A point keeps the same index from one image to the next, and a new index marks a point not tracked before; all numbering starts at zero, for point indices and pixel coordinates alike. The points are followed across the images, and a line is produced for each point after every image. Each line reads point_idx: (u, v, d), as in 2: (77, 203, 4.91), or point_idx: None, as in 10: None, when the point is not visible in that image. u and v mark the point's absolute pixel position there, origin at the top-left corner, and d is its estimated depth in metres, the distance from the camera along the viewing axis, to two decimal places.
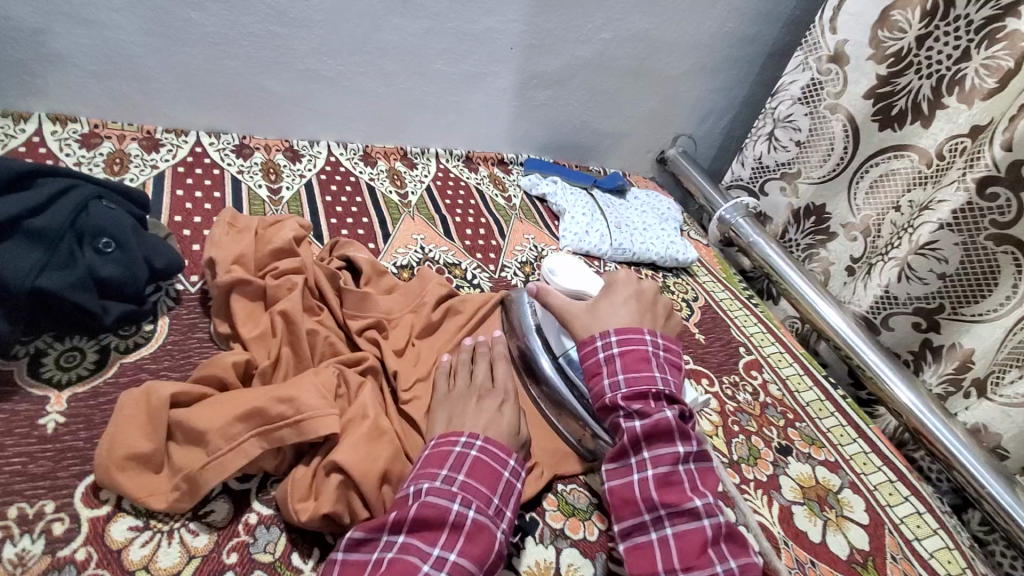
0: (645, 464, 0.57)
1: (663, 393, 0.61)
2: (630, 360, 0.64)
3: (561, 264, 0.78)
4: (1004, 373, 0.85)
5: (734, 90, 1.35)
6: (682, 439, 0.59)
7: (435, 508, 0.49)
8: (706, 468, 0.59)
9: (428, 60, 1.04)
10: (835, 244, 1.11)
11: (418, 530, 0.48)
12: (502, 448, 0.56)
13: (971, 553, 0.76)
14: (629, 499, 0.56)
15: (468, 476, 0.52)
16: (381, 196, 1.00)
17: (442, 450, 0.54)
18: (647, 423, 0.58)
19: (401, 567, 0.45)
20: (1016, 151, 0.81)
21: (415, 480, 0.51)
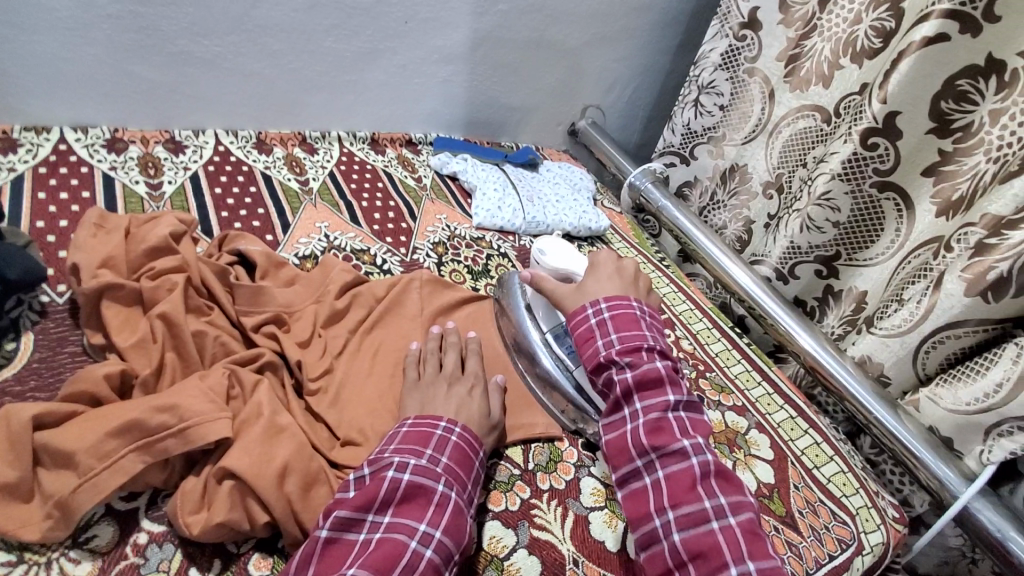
0: (653, 457, 0.55)
1: (653, 347, 0.61)
2: (621, 323, 0.63)
3: (555, 245, 0.80)
4: (886, 309, 0.90)
5: (637, 59, 1.37)
6: (671, 387, 0.59)
7: (421, 487, 0.51)
8: (728, 474, 0.56)
9: (317, 36, 0.99)
10: (755, 203, 1.13)
11: (403, 507, 0.50)
12: (476, 437, 0.59)
13: (862, 474, 0.83)
14: (636, 483, 0.56)
15: (450, 457, 0.55)
16: (279, 185, 0.95)
17: (422, 430, 0.56)
18: (636, 374, 0.58)
19: (390, 544, 0.47)
20: (892, 103, 0.84)
21: (396, 456, 0.53)
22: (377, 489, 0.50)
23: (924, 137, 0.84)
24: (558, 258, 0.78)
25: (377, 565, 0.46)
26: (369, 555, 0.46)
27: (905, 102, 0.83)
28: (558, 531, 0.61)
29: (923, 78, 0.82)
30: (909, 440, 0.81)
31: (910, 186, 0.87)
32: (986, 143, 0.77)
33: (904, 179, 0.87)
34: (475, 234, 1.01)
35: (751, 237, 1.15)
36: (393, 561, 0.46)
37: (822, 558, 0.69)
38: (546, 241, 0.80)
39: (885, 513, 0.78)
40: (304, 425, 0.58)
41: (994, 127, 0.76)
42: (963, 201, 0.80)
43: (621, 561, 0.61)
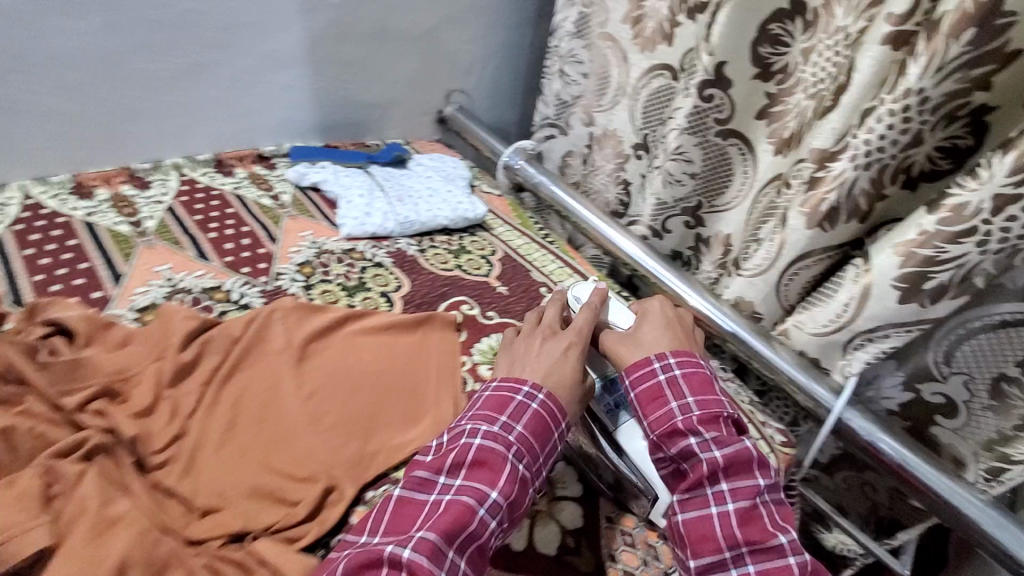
0: (725, 497, 0.59)
1: (730, 417, 0.63)
2: (696, 383, 0.64)
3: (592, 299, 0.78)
4: (748, 250, 0.93)
5: (494, 36, 1.33)
6: (760, 470, 0.60)
7: (487, 455, 0.57)
8: (783, 505, 0.60)
9: (121, 59, 0.89)
10: (627, 165, 1.14)
11: (471, 473, 0.56)
12: (558, 405, 0.62)
13: (750, 409, 0.88)
14: (706, 537, 0.58)
15: (525, 426, 0.59)
16: (106, 232, 0.85)
17: (502, 395, 0.61)
18: (728, 453, 0.59)
19: (457, 507, 0.53)
20: (718, 53, 0.87)
21: (473, 422, 0.59)
22: (448, 457, 0.57)
23: (752, 83, 0.89)
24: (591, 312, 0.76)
25: (443, 529, 0.51)
26: (436, 518, 0.52)
27: (728, 53, 0.87)
28: None
29: (740, 27, 0.86)
30: (789, 368, 0.87)
31: (748, 131, 0.92)
32: (802, 81, 0.83)
33: (740, 123, 0.92)
34: (345, 246, 0.95)
35: (628, 197, 1.16)
36: (460, 526, 0.52)
37: None
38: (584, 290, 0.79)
39: (773, 440, 0.84)
40: (148, 507, 0.55)
41: (807, 64, 0.82)
42: (793, 138, 0.85)
43: (527, 557, 0.63)
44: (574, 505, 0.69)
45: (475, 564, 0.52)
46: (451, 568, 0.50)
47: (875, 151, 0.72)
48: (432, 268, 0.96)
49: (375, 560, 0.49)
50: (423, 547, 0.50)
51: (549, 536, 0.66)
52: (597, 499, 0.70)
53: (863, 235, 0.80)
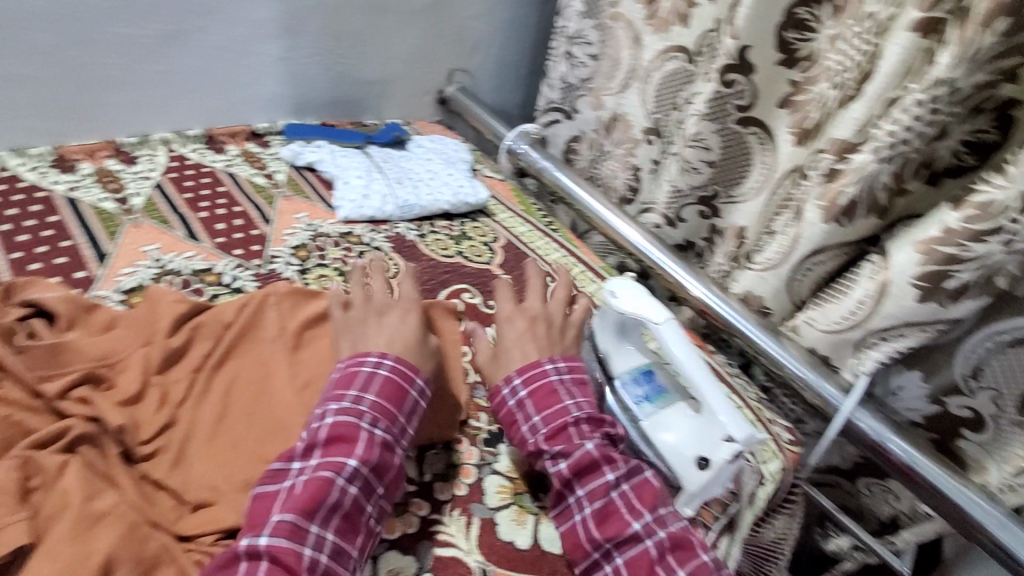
0: (583, 504, 0.59)
1: (580, 418, 0.63)
2: (539, 398, 0.65)
3: (632, 294, 0.73)
4: (760, 243, 0.91)
5: (497, 14, 1.29)
6: (608, 465, 0.60)
7: (343, 433, 0.54)
8: (643, 483, 0.60)
9: (97, 23, 0.83)
10: (639, 150, 1.09)
11: (382, 477, 0.54)
12: (411, 367, 0.60)
13: (757, 407, 0.85)
14: (577, 544, 0.59)
15: (376, 394, 0.57)
16: (89, 208, 0.80)
17: (351, 372, 0.58)
18: (572, 463, 0.59)
19: (316, 482, 0.50)
20: (743, 37, 0.84)
21: (320, 406, 0.56)
22: (301, 440, 0.54)
23: (775, 69, 0.85)
24: (630, 305, 0.72)
25: (300, 505, 0.49)
26: (295, 495, 0.50)
27: (753, 38, 0.84)
28: (465, 542, 0.60)
29: (766, 10, 0.82)
30: (796, 366, 0.85)
31: (770, 119, 0.88)
32: (826, 69, 0.79)
33: (764, 112, 0.88)
34: (342, 229, 0.91)
35: (640, 183, 1.11)
36: (317, 501, 0.50)
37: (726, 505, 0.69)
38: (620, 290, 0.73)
39: (781, 438, 0.82)
40: (135, 501, 0.51)
41: (832, 52, 0.78)
42: (814, 129, 0.81)
43: (534, 557, 0.61)
44: None
45: (345, 534, 0.51)
46: (317, 542, 0.49)
47: (898, 143, 0.70)
48: (433, 254, 0.93)
49: (232, 558, 0.47)
50: (282, 529, 0.48)
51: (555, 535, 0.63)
52: None
53: (881, 231, 0.78)
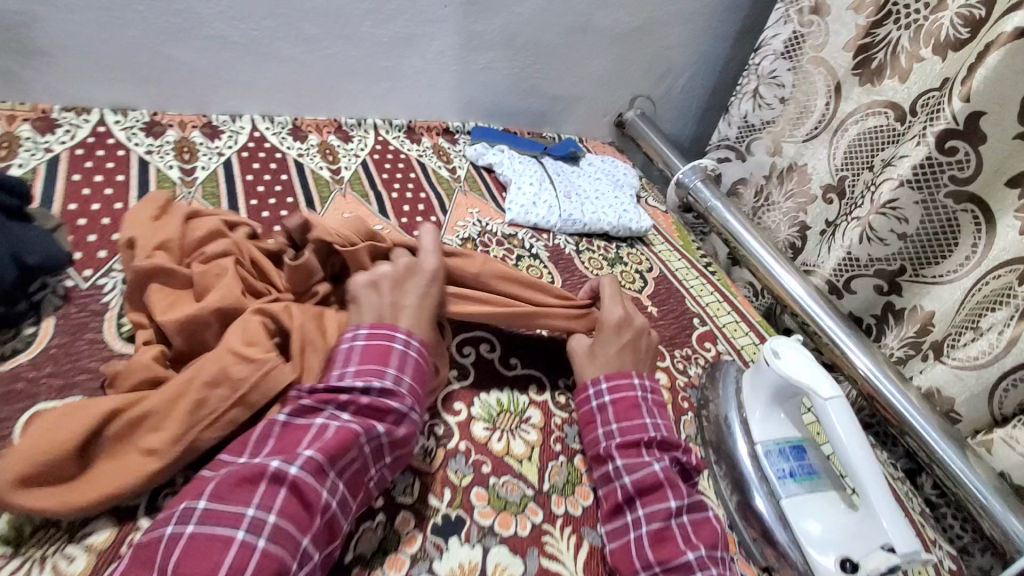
0: (639, 522, 0.57)
1: (654, 439, 0.63)
2: (621, 407, 0.66)
3: (800, 362, 0.66)
4: (959, 336, 0.79)
5: (694, 46, 1.27)
6: (673, 492, 0.58)
7: (379, 409, 0.53)
8: (700, 518, 0.58)
9: (354, 21, 0.96)
10: (812, 207, 1.02)
11: (645, 497, 0.58)
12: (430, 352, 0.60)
13: (920, 520, 0.75)
14: (626, 561, 0.56)
15: (410, 377, 0.57)
16: (310, 173, 0.93)
17: (624, 391, 0.67)
18: (636, 478, 0.59)
19: (346, 433, 0.50)
20: (976, 101, 0.75)
21: (356, 376, 0.54)
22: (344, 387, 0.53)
23: (1013, 144, 0.74)
24: (795, 369, 0.65)
25: (331, 450, 0.48)
26: (324, 440, 0.49)
27: (991, 103, 0.74)
28: (570, 561, 0.57)
29: (1013, 74, 0.72)
30: (977, 486, 0.72)
31: (993, 200, 0.77)
32: None
33: (983, 189, 0.77)
34: (507, 231, 0.96)
35: (804, 244, 1.04)
36: (345, 451, 0.49)
37: None
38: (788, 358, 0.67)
39: (942, 564, 0.70)
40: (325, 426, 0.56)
41: None
42: None
43: None
44: None
45: (355, 486, 0.50)
46: (331, 490, 0.48)
47: None
48: (586, 271, 0.94)
49: (257, 474, 0.45)
50: (310, 465, 0.47)
51: None
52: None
53: None
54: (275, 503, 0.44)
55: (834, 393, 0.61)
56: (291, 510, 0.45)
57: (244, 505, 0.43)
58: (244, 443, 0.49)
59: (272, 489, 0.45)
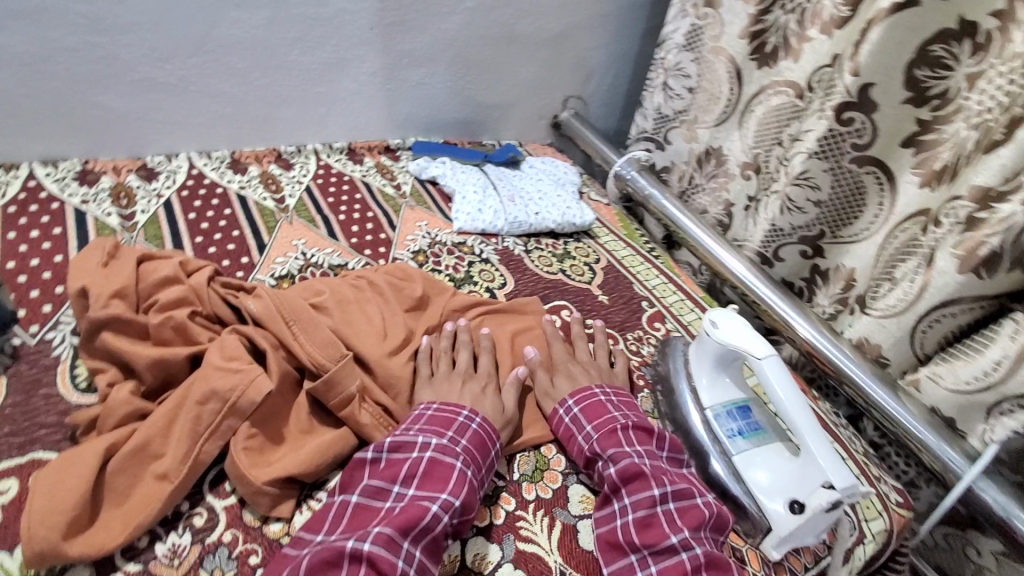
0: (627, 509, 0.60)
1: (628, 425, 0.67)
2: (589, 411, 0.69)
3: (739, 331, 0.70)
4: (878, 288, 0.86)
5: (615, 45, 1.32)
6: (656, 480, 0.60)
7: (439, 478, 0.56)
8: (688, 504, 0.59)
9: (281, 52, 0.97)
10: (733, 185, 1.09)
11: (631, 486, 0.61)
12: (495, 428, 0.64)
13: (864, 460, 0.80)
14: (614, 544, 0.59)
15: (469, 441, 0.60)
16: (254, 205, 0.94)
17: (591, 403, 0.70)
18: (620, 469, 0.61)
19: (414, 508, 0.52)
20: (865, 74, 0.82)
21: (423, 434, 0.59)
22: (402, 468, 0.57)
23: (902, 108, 0.81)
24: (735, 338, 0.69)
25: (400, 522, 0.51)
26: (393, 516, 0.52)
27: (878, 73, 0.81)
28: (545, 542, 0.60)
29: (893, 47, 0.79)
30: (911, 423, 0.78)
31: (891, 160, 0.85)
32: (964, 109, 0.75)
33: (883, 153, 0.85)
34: (456, 240, 0.99)
35: (732, 220, 1.11)
36: (415, 523, 0.51)
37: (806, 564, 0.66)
38: (727, 325, 0.71)
39: (888, 499, 0.76)
40: (329, 441, 0.60)
41: (972, 92, 0.74)
42: (946, 170, 0.77)
43: None
44: None
45: (432, 556, 0.52)
46: (408, 557, 0.50)
47: None
48: (536, 269, 0.98)
49: (338, 555, 0.48)
50: (382, 538, 0.49)
51: None
52: None
53: None
54: None
55: (767, 352, 0.66)
56: None
57: None
58: (320, 521, 0.53)
59: (354, 568, 0.48)
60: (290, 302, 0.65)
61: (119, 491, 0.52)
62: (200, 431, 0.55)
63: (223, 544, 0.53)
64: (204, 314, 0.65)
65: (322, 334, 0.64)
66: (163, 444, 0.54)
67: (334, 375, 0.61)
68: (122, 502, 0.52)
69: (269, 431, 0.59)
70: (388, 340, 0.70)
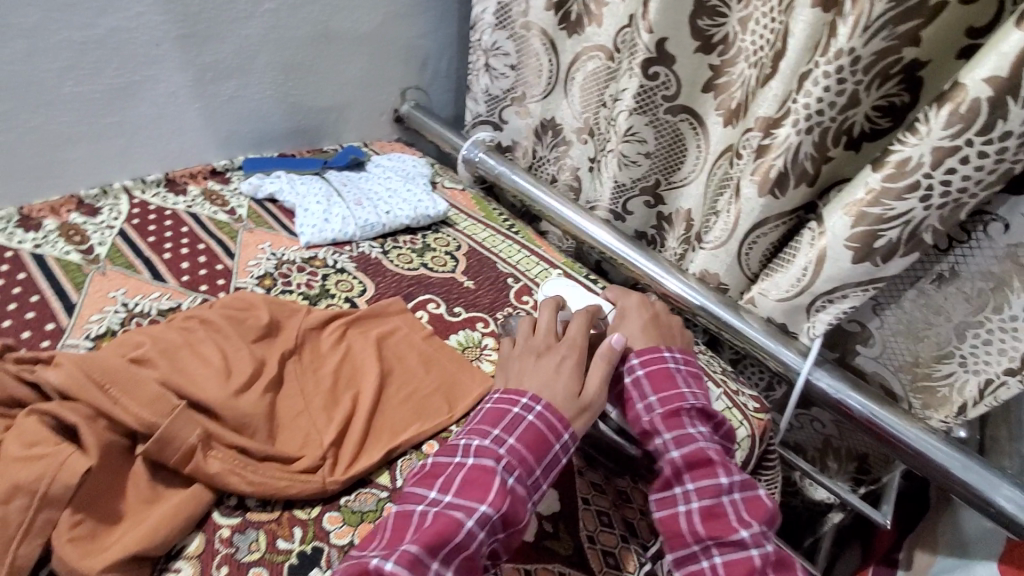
0: (691, 497, 0.61)
1: (696, 405, 0.66)
2: (656, 380, 0.68)
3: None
4: (709, 224, 0.94)
5: (442, 30, 1.30)
6: (724, 470, 0.61)
7: (477, 488, 0.55)
8: (753, 496, 0.61)
9: (51, 84, 0.86)
10: (574, 150, 1.14)
11: (695, 472, 0.62)
12: (560, 416, 0.62)
13: (723, 379, 0.88)
14: (678, 533, 0.60)
15: (518, 438, 0.59)
16: (55, 262, 0.82)
17: (660, 369, 0.69)
18: (687, 454, 0.62)
19: (445, 520, 0.52)
20: (657, 30, 0.86)
21: (468, 437, 0.59)
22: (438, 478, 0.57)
23: (695, 57, 0.89)
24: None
25: (430, 541, 0.51)
26: (421, 532, 0.52)
27: (669, 28, 0.86)
28: None
29: (675, 2, 0.84)
30: (755, 335, 0.87)
31: (698, 105, 0.92)
32: (744, 50, 0.84)
33: (689, 99, 0.92)
34: (306, 255, 0.94)
35: (581, 184, 1.15)
36: (444, 539, 0.51)
37: None
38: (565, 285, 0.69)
39: (747, 408, 0.84)
40: (178, 504, 0.55)
41: (746, 33, 0.83)
42: (739, 108, 0.86)
43: None
44: (548, 489, 0.67)
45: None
46: None
47: (814, 114, 0.71)
48: (396, 269, 0.96)
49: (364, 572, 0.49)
50: (405, 559, 0.49)
51: (526, 523, 0.64)
52: (573, 480, 0.69)
53: (816, 198, 0.80)
54: None
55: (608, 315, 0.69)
56: None
57: None
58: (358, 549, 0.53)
59: None
60: (100, 364, 0.58)
61: None
62: (8, 536, 0.48)
63: None
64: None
65: (149, 390, 0.58)
66: None
67: (170, 427, 0.56)
68: None
69: (99, 512, 0.52)
70: (233, 379, 0.64)
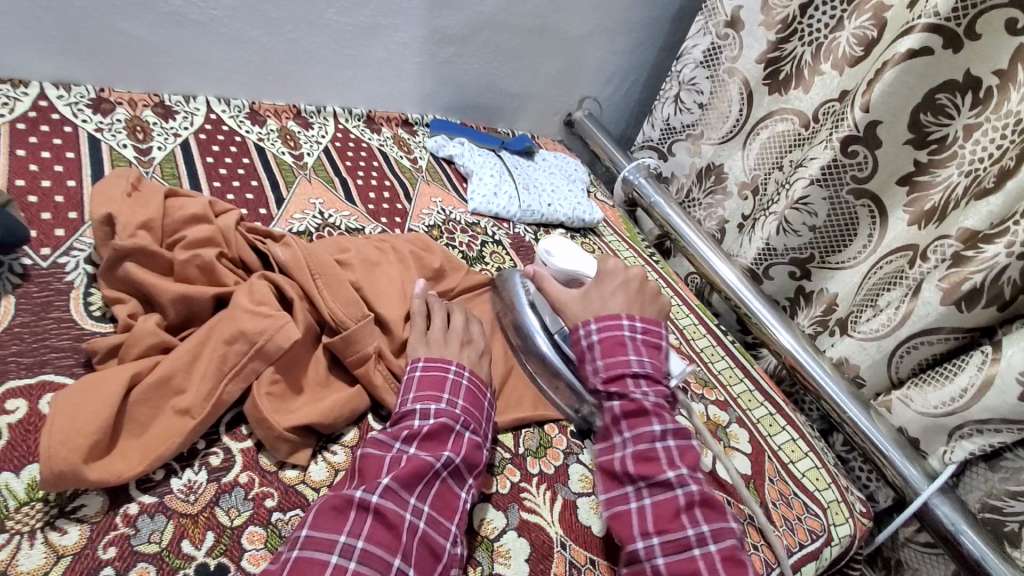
0: (627, 443, 0.62)
1: (639, 373, 0.65)
2: (607, 346, 0.66)
3: (560, 245, 0.79)
4: (861, 313, 0.92)
5: (635, 53, 1.36)
6: (659, 418, 0.62)
7: (437, 439, 0.57)
8: (686, 445, 0.63)
9: (319, 8, 0.96)
10: (730, 203, 1.15)
11: (630, 420, 0.62)
12: (481, 381, 0.65)
13: (834, 470, 0.86)
14: (613, 474, 0.62)
15: (464, 400, 0.61)
16: (272, 157, 0.93)
17: (614, 332, 0.67)
18: (624, 406, 0.63)
19: (419, 459, 0.53)
20: (873, 113, 0.87)
21: (421, 401, 0.59)
22: (398, 428, 0.57)
23: (903, 148, 0.87)
24: (566, 260, 0.77)
25: (407, 479, 0.52)
26: (397, 468, 0.52)
27: (887, 113, 0.86)
28: (547, 514, 0.63)
29: (906, 89, 0.84)
30: (879, 440, 0.84)
31: (887, 196, 0.91)
32: (958, 157, 0.82)
33: (880, 188, 0.91)
34: (470, 219, 1.00)
35: (723, 236, 1.17)
36: (418, 478, 0.52)
37: (794, 547, 0.72)
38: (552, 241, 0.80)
39: (854, 507, 0.81)
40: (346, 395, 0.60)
41: (967, 141, 0.81)
42: (934, 212, 0.84)
43: (605, 545, 0.63)
44: None
45: (442, 510, 0.53)
46: (416, 510, 0.51)
47: None
48: None
49: (345, 501, 0.49)
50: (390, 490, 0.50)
51: None
52: None
53: (998, 324, 0.77)
54: (364, 530, 0.48)
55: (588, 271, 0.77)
56: (378, 536, 0.48)
57: (337, 531, 0.47)
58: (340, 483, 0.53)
59: (360, 517, 0.48)
60: (316, 256, 0.65)
61: (139, 423, 0.51)
62: (225, 371, 0.54)
63: (239, 485, 0.53)
64: (229, 257, 0.64)
65: (345, 292, 0.64)
66: (185, 380, 0.54)
67: (357, 330, 0.62)
68: (140, 433, 0.51)
69: (290, 380, 0.59)
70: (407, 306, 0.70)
